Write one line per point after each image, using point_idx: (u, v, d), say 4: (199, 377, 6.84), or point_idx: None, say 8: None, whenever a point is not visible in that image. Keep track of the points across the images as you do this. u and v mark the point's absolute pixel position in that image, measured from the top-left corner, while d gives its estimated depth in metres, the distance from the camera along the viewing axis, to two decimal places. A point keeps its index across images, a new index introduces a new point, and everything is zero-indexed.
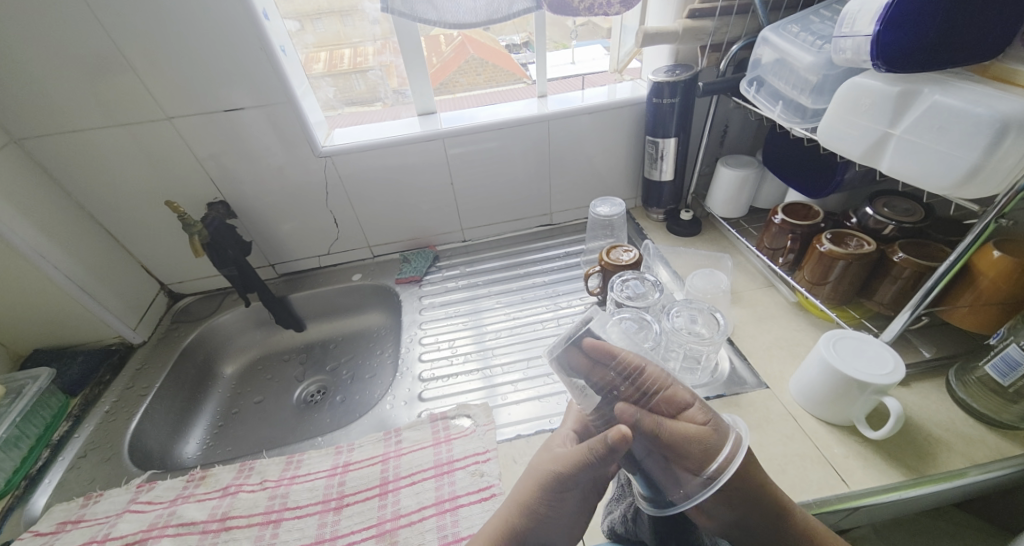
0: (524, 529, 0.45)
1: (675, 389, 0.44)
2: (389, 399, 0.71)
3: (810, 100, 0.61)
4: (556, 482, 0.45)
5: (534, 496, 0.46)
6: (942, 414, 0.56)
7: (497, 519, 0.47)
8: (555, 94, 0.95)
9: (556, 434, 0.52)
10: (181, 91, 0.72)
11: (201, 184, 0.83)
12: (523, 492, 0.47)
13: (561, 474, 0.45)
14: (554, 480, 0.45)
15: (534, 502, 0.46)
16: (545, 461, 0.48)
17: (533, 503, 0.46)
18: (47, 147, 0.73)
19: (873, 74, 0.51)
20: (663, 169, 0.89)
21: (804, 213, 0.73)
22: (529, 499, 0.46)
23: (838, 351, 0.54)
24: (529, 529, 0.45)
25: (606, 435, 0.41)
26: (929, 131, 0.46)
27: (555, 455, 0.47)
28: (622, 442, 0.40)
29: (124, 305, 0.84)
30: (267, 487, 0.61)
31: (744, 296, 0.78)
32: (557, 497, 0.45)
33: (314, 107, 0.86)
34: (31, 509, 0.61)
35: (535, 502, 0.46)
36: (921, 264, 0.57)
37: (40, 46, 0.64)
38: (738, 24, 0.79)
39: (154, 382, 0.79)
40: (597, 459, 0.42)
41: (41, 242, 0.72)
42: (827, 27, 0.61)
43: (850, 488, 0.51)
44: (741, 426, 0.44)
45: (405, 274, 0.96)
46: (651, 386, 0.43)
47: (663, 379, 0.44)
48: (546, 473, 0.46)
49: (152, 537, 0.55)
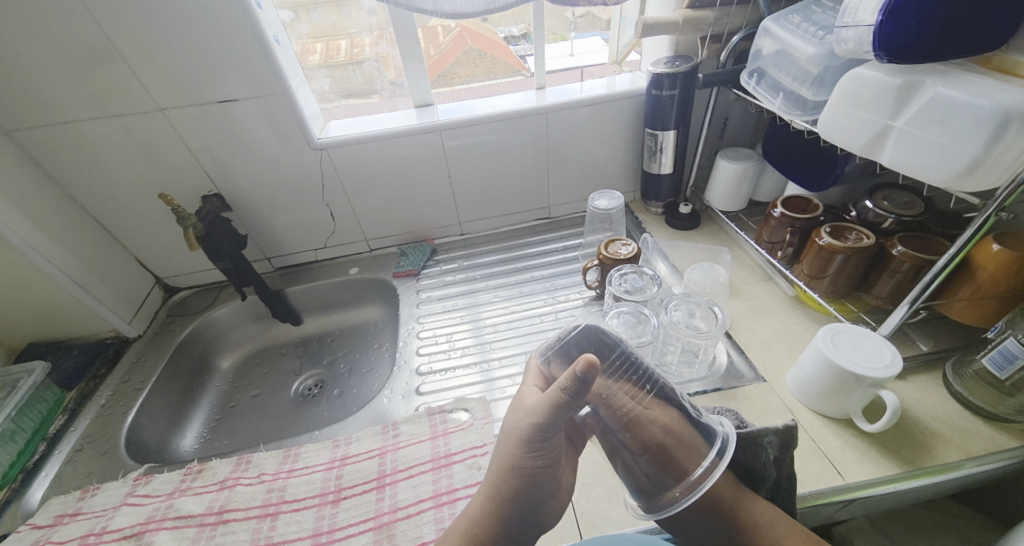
0: (515, 486, 0.45)
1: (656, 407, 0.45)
2: (386, 392, 0.71)
3: (811, 92, 0.60)
4: (537, 433, 0.45)
5: (518, 452, 0.46)
6: (939, 407, 0.56)
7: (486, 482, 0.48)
8: (554, 86, 0.94)
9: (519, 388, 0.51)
10: (173, 82, 0.71)
11: (195, 176, 0.82)
12: (505, 448, 0.47)
13: (540, 425, 0.45)
14: (534, 432, 0.45)
15: (518, 456, 0.46)
16: (518, 416, 0.47)
17: (518, 458, 0.46)
18: (37, 139, 0.72)
19: (874, 65, 0.50)
20: (662, 162, 0.89)
21: (804, 207, 0.72)
22: (513, 456, 0.46)
23: (836, 345, 0.54)
24: (521, 485, 0.45)
25: (573, 367, 0.42)
26: (930, 124, 0.45)
27: (527, 408, 0.47)
28: (589, 371, 0.41)
29: (118, 299, 0.84)
30: (264, 480, 0.61)
31: (743, 290, 0.78)
32: (539, 446, 0.45)
33: (309, 98, 0.85)
34: (28, 502, 0.61)
35: (520, 457, 0.46)
36: (920, 257, 0.57)
37: (28, 35, 0.63)
38: (738, 15, 0.78)
39: (150, 376, 0.79)
40: (569, 398, 0.43)
41: (34, 235, 0.71)
42: (829, 17, 0.60)
43: (846, 481, 0.51)
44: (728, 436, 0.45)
45: (402, 268, 0.95)
46: (635, 399, 0.45)
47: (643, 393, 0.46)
48: (523, 427, 0.46)
49: (149, 530, 0.55)
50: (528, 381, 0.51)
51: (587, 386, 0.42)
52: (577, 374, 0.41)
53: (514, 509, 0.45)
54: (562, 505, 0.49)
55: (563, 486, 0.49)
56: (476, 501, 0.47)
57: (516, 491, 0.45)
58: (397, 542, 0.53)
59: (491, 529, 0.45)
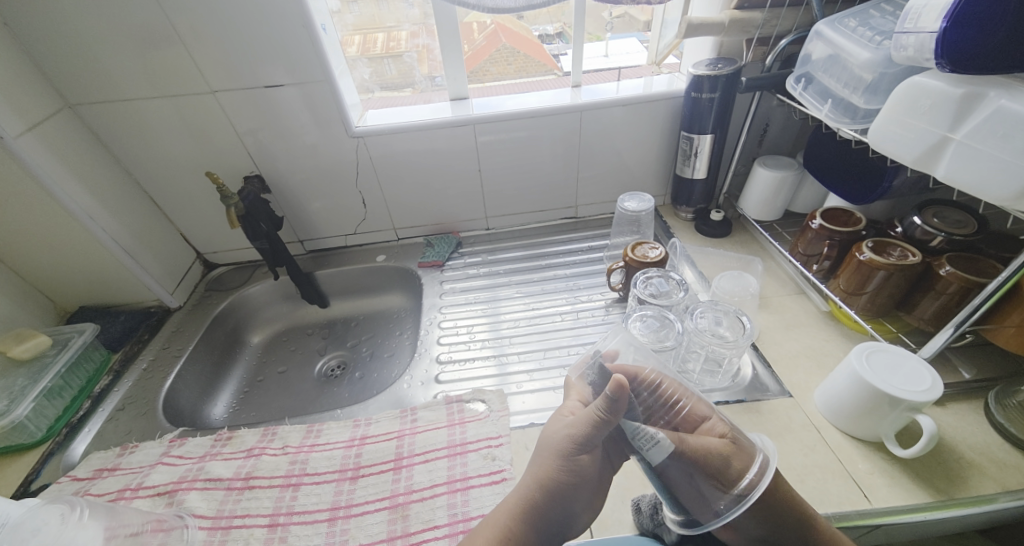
0: (545, 496, 0.46)
1: (695, 403, 0.46)
2: (407, 378, 0.73)
3: (863, 100, 0.58)
4: (571, 445, 0.46)
5: (555, 463, 0.46)
6: (977, 437, 0.54)
7: (517, 494, 0.47)
8: (588, 85, 0.93)
9: (563, 404, 0.52)
10: (222, 66, 0.74)
11: (239, 157, 0.85)
12: (543, 458, 0.48)
13: (577, 438, 0.46)
14: (570, 444, 0.46)
15: (554, 467, 0.46)
16: (557, 429, 0.48)
17: (553, 469, 0.46)
18: (98, 114, 0.76)
19: (935, 73, 0.48)
20: (696, 167, 0.87)
21: (844, 220, 0.70)
22: (550, 468, 0.46)
23: (871, 365, 0.52)
24: (552, 497, 0.46)
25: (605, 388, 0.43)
26: (991, 138, 0.43)
27: (567, 422, 0.48)
28: (621, 391, 0.42)
29: (163, 271, 0.88)
30: (288, 452, 0.63)
31: (773, 302, 0.75)
32: (575, 459, 0.46)
33: (350, 88, 0.87)
34: (70, 455, 0.64)
35: (555, 468, 0.46)
36: (969, 279, 0.54)
37: (97, 17, 0.67)
38: (789, 17, 0.76)
39: (188, 345, 0.83)
40: (605, 416, 0.44)
41: (93, 206, 0.76)
42: (887, 22, 0.58)
43: (872, 506, 0.49)
44: (770, 448, 0.44)
45: (428, 258, 0.96)
46: (675, 400, 0.46)
47: (682, 391, 0.47)
48: (561, 439, 0.47)
49: (181, 489, 0.58)
50: (571, 396, 0.51)
51: (620, 406, 0.43)
52: (609, 395, 0.42)
53: (543, 519, 0.45)
54: (590, 519, 0.49)
55: (595, 504, 0.49)
56: (512, 498, 0.47)
57: (546, 501, 0.45)
58: (411, 524, 0.54)
59: (520, 528, 0.44)
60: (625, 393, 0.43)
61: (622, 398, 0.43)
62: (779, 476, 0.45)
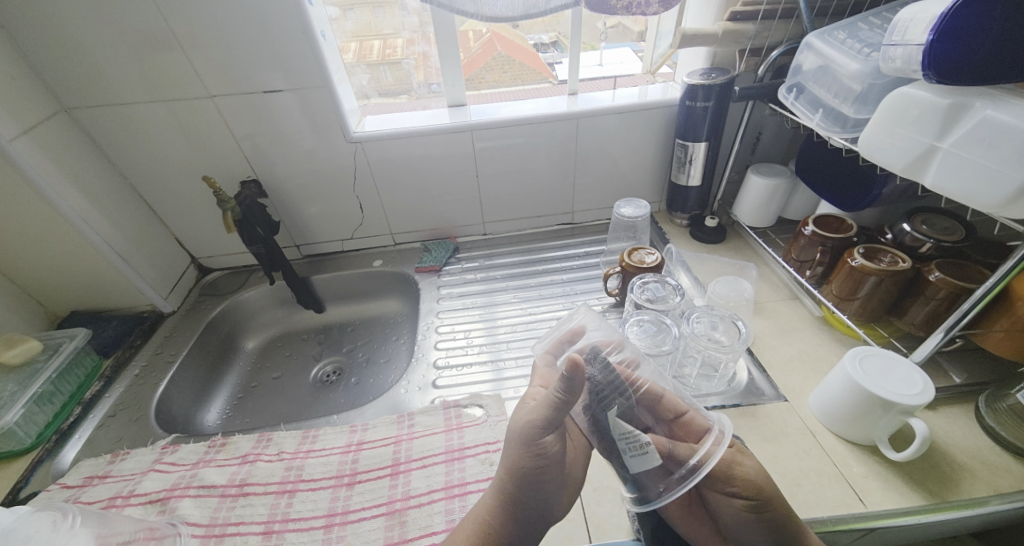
0: (515, 483, 0.46)
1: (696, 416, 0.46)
2: (404, 383, 0.72)
3: (852, 109, 0.59)
4: (535, 431, 0.45)
5: (520, 449, 0.46)
6: (969, 440, 0.54)
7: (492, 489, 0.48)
8: (584, 93, 0.95)
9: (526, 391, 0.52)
10: (221, 71, 0.74)
11: (235, 162, 0.85)
12: (509, 448, 0.47)
13: (541, 423, 0.45)
14: (536, 430, 0.45)
15: (520, 455, 0.46)
16: (520, 416, 0.48)
17: (520, 457, 0.46)
18: (94, 118, 0.76)
19: (922, 84, 0.49)
20: (690, 174, 0.88)
21: (837, 226, 0.71)
22: (517, 454, 0.46)
23: (864, 369, 0.53)
24: (521, 484, 0.46)
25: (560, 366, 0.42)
26: (978, 147, 0.44)
27: (529, 409, 0.47)
28: (576, 369, 0.41)
29: (157, 275, 0.88)
30: (284, 458, 0.62)
31: (767, 307, 0.76)
32: (541, 446, 0.46)
33: (348, 94, 0.88)
34: (60, 462, 0.63)
35: (522, 456, 0.46)
36: (957, 285, 0.55)
37: (94, 20, 0.67)
38: (779, 29, 0.78)
39: (181, 350, 0.82)
40: (563, 396, 0.44)
41: (86, 209, 0.75)
42: (875, 34, 0.60)
43: (867, 509, 0.50)
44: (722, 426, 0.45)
45: (425, 263, 0.97)
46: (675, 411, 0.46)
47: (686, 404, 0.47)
48: (525, 426, 0.46)
49: (174, 496, 0.57)
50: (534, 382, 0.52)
51: (576, 384, 0.43)
52: (566, 374, 0.42)
53: (515, 506, 0.46)
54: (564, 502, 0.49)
55: (567, 484, 0.48)
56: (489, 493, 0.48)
57: (516, 487, 0.46)
58: (409, 530, 0.53)
59: (496, 521, 0.45)
60: (581, 370, 0.42)
61: (578, 375, 0.42)
62: (763, 488, 0.45)
